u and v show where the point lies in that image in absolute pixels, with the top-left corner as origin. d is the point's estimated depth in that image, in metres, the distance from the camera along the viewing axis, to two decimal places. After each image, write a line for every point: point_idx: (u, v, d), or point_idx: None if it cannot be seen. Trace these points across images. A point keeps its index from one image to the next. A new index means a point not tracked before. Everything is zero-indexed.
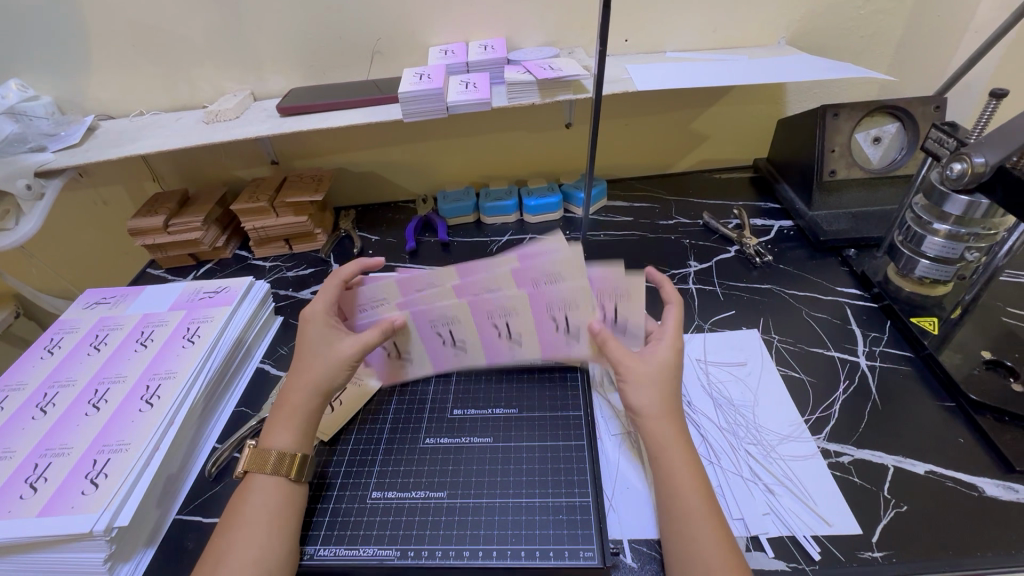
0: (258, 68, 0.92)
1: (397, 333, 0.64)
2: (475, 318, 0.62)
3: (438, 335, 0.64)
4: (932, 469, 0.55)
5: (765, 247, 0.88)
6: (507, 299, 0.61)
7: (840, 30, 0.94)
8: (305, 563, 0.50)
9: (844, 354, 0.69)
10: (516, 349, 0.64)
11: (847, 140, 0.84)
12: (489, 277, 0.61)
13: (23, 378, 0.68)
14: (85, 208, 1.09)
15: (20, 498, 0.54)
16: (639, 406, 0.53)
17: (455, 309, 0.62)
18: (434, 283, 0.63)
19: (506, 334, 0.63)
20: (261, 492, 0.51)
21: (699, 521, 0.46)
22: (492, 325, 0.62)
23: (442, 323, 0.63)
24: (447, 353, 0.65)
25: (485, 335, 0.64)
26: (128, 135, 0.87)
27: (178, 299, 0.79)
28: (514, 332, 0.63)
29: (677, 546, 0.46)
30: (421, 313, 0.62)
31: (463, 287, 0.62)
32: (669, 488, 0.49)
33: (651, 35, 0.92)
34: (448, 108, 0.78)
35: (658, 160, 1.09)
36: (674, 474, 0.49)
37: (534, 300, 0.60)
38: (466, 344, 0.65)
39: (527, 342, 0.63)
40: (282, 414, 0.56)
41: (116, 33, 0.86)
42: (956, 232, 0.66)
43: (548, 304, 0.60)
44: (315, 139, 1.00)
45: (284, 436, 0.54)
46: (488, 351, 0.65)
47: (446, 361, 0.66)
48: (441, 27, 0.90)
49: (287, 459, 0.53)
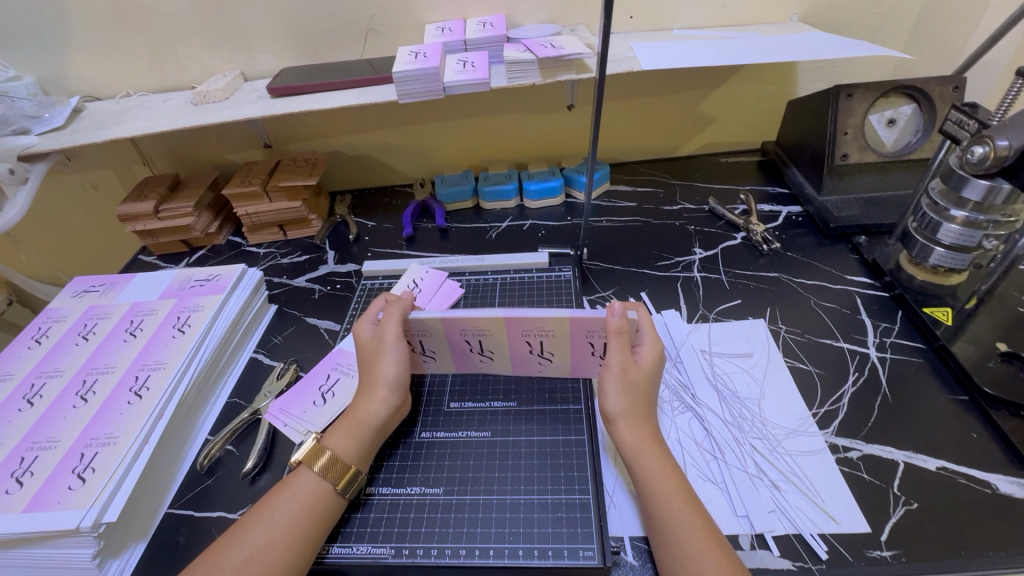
0: (248, 47, 0.88)
1: (424, 334, 0.57)
2: (508, 336, 0.55)
3: (467, 345, 0.58)
4: (944, 465, 0.54)
5: (773, 234, 0.85)
6: (547, 324, 0.53)
7: (856, 6, 0.90)
8: (325, 561, 0.49)
9: (854, 346, 0.67)
10: (544, 366, 0.60)
11: (861, 122, 0.80)
12: (542, 319, 0.53)
13: (10, 369, 0.67)
14: (75, 194, 1.06)
15: (5, 493, 0.52)
16: (613, 409, 0.52)
17: (491, 324, 0.54)
18: (481, 329, 0.55)
19: (537, 351, 0.58)
20: (300, 489, 0.49)
21: (687, 527, 0.44)
22: (526, 342, 0.56)
23: (473, 335, 0.56)
24: (472, 361, 0.60)
25: (517, 349, 0.58)
26: (114, 117, 0.84)
27: (168, 287, 0.77)
28: (545, 352, 0.58)
29: (668, 542, 0.45)
30: (452, 323, 0.55)
31: (513, 322, 0.54)
32: (652, 491, 0.47)
33: (658, 12, 0.88)
34: (445, 89, 0.74)
35: (663, 144, 1.06)
36: (665, 477, 0.48)
37: (575, 326, 0.53)
38: (493, 355, 0.59)
39: (558, 360, 0.59)
40: (348, 419, 0.54)
41: (98, 10, 0.83)
42: (974, 219, 0.63)
43: (589, 329, 0.54)
44: (309, 121, 0.97)
45: (342, 441, 0.52)
46: (515, 364, 0.60)
47: (469, 366, 0.62)
48: (437, 5, 0.86)
49: (343, 467, 0.51)
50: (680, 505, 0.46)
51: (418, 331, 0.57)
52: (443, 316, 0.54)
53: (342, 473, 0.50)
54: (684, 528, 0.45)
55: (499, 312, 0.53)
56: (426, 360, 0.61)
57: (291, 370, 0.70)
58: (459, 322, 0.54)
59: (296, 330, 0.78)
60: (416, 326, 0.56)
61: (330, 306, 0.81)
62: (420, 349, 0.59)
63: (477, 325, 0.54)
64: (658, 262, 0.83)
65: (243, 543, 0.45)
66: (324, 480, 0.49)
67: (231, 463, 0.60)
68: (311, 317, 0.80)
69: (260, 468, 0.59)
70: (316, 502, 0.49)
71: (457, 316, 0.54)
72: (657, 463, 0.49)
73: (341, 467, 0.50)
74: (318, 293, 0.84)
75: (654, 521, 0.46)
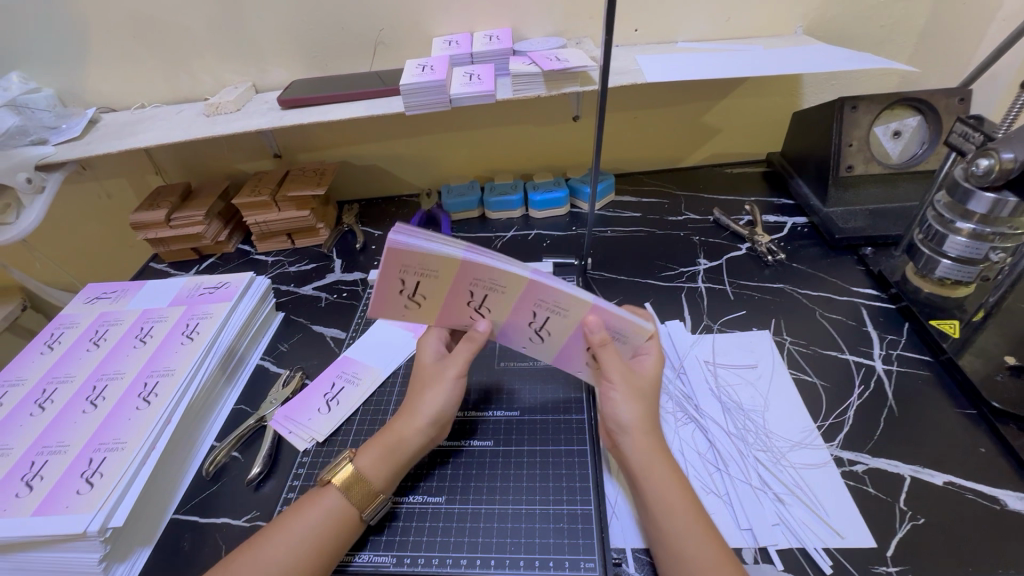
0: (259, 59, 0.90)
1: (427, 275, 0.48)
2: (520, 300, 0.50)
3: (468, 297, 0.51)
4: (951, 480, 0.53)
5: (778, 245, 0.85)
6: (568, 301, 0.49)
7: (861, 18, 0.90)
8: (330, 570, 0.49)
9: (859, 358, 0.67)
10: (534, 342, 0.57)
11: (866, 134, 0.80)
12: (563, 297, 0.49)
13: (23, 373, 0.68)
14: (89, 202, 1.08)
15: (15, 496, 0.53)
16: (627, 419, 0.51)
17: (509, 283, 0.48)
18: (498, 285, 0.49)
19: (536, 326, 0.54)
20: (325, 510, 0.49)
21: (695, 540, 0.44)
22: (531, 313, 0.52)
23: (484, 287, 0.50)
24: (462, 312, 0.54)
25: (518, 316, 0.53)
26: (129, 128, 0.86)
27: (178, 295, 0.78)
28: (544, 329, 0.54)
29: (672, 553, 0.44)
30: (470, 268, 0.47)
31: (537, 288, 0.48)
32: (661, 505, 0.47)
33: (663, 25, 0.89)
34: (451, 101, 0.75)
35: (668, 154, 1.06)
36: (668, 489, 0.47)
37: (593, 313, 0.50)
38: (488, 314, 0.54)
39: (550, 342, 0.56)
40: (385, 440, 0.53)
41: (116, 25, 0.85)
42: (980, 231, 0.63)
43: (606, 321, 0.51)
44: (318, 132, 0.98)
45: (373, 461, 0.52)
46: (505, 331, 0.56)
47: (452, 317, 0.55)
48: (445, 19, 0.88)
49: (369, 490, 0.50)
50: (686, 519, 0.46)
51: (421, 271, 0.48)
52: (464, 257, 0.46)
53: (368, 499, 0.50)
54: (685, 539, 0.44)
55: (525, 273, 0.47)
56: (409, 305, 0.52)
57: (297, 377, 0.70)
58: (479, 270, 0.47)
59: (303, 338, 0.79)
60: (433, 266, 0.47)
61: (336, 314, 0.82)
62: (410, 292, 0.50)
63: (495, 279, 0.48)
64: (662, 272, 0.83)
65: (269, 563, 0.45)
66: (353, 504, 0.50)
67: (237, 470, 0.61)
68: (318, 325, 0.81)
69: (265, 475, 0.60)
70: (341, 525, 0.49)
71: (481, 263, 0.47)
72: (667, 473, 0.48)
73: (371, 493, 0.50)
74: (324, 301, 0.85)
75: (664, 533, 0.46)
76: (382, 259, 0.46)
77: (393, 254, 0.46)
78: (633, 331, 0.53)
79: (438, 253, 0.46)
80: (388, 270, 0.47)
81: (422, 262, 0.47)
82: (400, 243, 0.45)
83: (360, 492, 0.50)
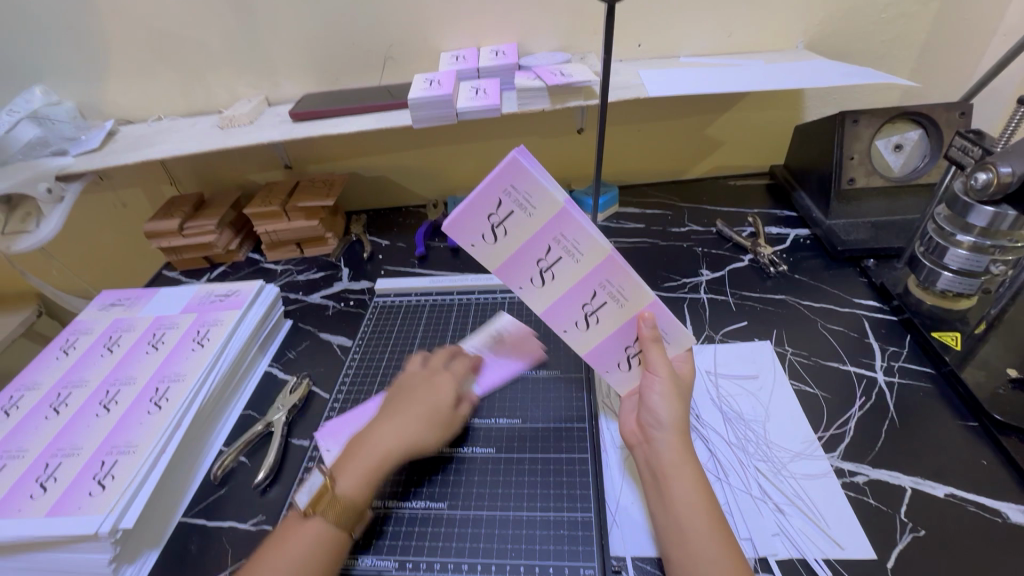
0: (272, 74, 0.93)
1: (523, 209, 0.48)
2: (590, 272, 0.51)
3: (543, 252, 0.50)
4: (952, 492, 0.53)
5: (780, 257, 0.86)
6: (632, 288, 0.51)
7: (862, 33, 0.91)
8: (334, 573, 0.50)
9: (860, 369, 0.67)
10: (576, 327, 0.55)
11: (867, 147, 0.81)
12: (629, 280, 0.51)
13: (39, 378, 0.70)
14: (105, 211, 1.11)
15: (29, 497, 0.55)
16: (667, 419, 0.50)
17: (590, 248, 0.49)
18: (577, 247, 0.49)
19: (588, 309, 0.53)
20: (309, 535, 0.48)
21: (711, 547, 0.44)
22: (591, 293, 0.52)
23: (563, 246, 0.50)
24: (524, 271, 0.52)
25: (576, 292, 0.52)
26: (145, 140, 0.88)
27: (190, 302, 0.80)
28: (594, 313, 0.53)
29: (689, 555, 0.45)
30: (567, 218, 0.48)
31: (609, 263, 0.50)
32: (675, 508, 0.47)
33: (666, 40, 0.91)
34: (458, 114, 0.77)
35: (671, 166, 1.07)
36: (692, 491, 0.47)
37: (649, 310, 0.52)
38: (547, 281, 0.52)
39: (595, 331, 0.54)
40: (367, 459, 0.54)
41: (136, 41, 0.88)
42: (981, 244, 0.64)
43: (664, 325, 0.54)
44: (328, 144, 1.01)
45: (357, 485, 0.52)
46: (551, 307, 0.53)
47: (510, 275, 0.52)
48: (452, 35, 0.90)
49: (351, 513, 0.50)
50: (706, 522, 0.46)
51: (521, 200, 0.47)
52: (567, 204, 0.47)
53: (350, 521, 0.50)
54: (705, 543, 0.45)
55: (608, 244, 0.49)
56: (482, 239, 0.50)
57: (304, 384, 0.72)
58: (569, 224, 0.48)
59: (310, 345, 0.80)
60: (534, 201, 0.47)
61: (343, 322, 0.84)
62: (497, 220, 0.49)
63: (579, 242, 0.49)
64: (665, 283, 0.84)
65: None
66: (337, 528, 0.49)
67: (243, 475, 0.62)
68: (324, 333, 0.82)
69: (271, 480, 0.61)
70: (326, 549, 0.48)
71: (576, 216, 0.48)
72: (694, 474, 0.48)
73: (352, 512, 0.51)
74: (331, 310, 0.87)
75: (682, 537, 0.46)
76: (497, 168, 0.46)
77: (510, 168, 0.46)
78: (679, 340, 0.55)
79: (547, 188, 0.46)
80: (494, 184, 0.46)
81: (528, 191, 0.47)
82: (523, 161, 0.45)
83: (343, 515, 0.50)
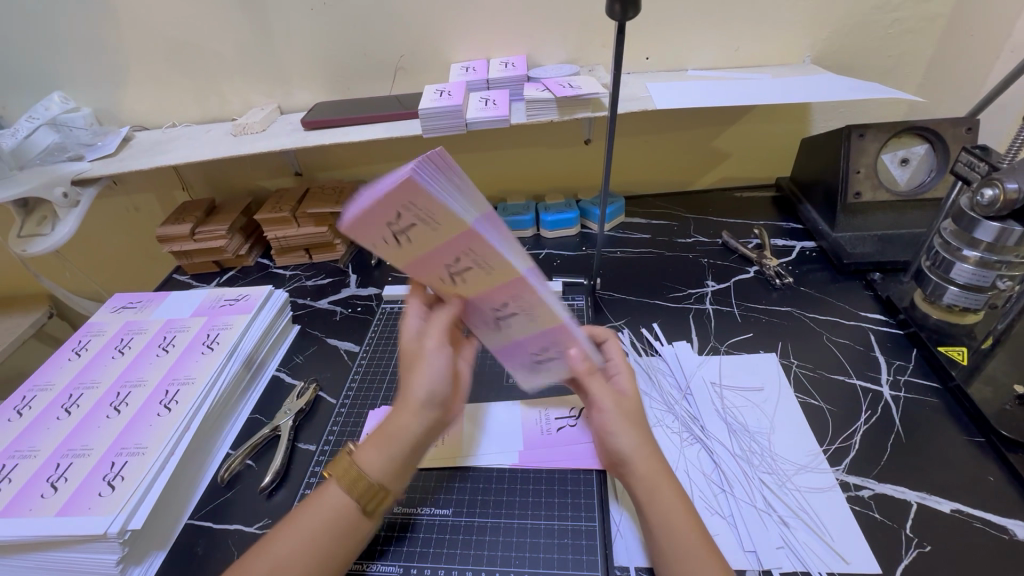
0: (286, 83, 0.95)
1: (426, 223, 0.41)
2: (502, 287, 0.47)
3: (453, 261, 0.45)
4: (958, 508, 0.53)
5: (786, 269, 0.86)
6: (544, 312, 0.48)
7: (869, 48, 0.92)
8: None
9: (866, 383, 0.67)
10: (487, 326, 0.53)
11: (873, 162, 0.82)
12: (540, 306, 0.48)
13: (51, 379, 0.71)
14: (119, 216, 1.13)
15: (40, 497, 0.55)
16: (626, 449, 0.50)
17: (504, 268, 0.44)
18: (488, 263, 0.44)
19: (496, 314, 0.51)
20: (325, 505, 0.48)
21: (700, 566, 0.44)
22: (503, 306, 0.49)
23: (475, 259, 0.44)
24: (433, 269, 0.47)
25: (484, 298, 0.49)
26: (160, 146, 0.90)
27: (200, 306, 0.81)
28: (504, 320, 0.51)
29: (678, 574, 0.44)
30: (475, 236, 0.42)
31: (522, 284, 0.46)
32: (669, 527, 0.47)
33: (674, 54, 0.92)
34: (467, 125, 0.79)
35: (677, 178, 1.08)
36: (672, 514, 0.47)
37: (557, 333, 0.51)
38: (456, 281, 0.48)
39: (503, 334, 0.53)
40: (377, 430, 0.49)
41: (152, 49, 0.90)
42: (987, 259, 0.63)
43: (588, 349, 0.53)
44: (339, 152, 1.02)
45: (372, 456, 0.48)
46: (462, 303, 0.51)
47: (413, 267, 0.47)
48: (463, 47, 0.92)
49: (368, 486, 0.47)
50: (698, 545, 0.45)
51: (422, 216, 0.41)
52: (475, 225, 0.42)
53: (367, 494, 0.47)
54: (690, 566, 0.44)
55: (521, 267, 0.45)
56: (379, 241, 0.43)
57: (311, 389, 0.72)
58: (480, 243, 0.42)
59: (317, 350, 0.81)
60: (436, 220, 0.40)
61: (350, 328, 0.84)
62: (395, 228, 0.42)
63: (493, 259, 0.44)
64: (671, 293, 0.84)
65: (269, 554, 0.45)
66: (347, 499, 0.48)
67: (250, 478, 0.63)
68: (332, 338, 0.83)
69: (277, 484, 0.61)
70: (339, 517, 0.47)
71: (487, 238, 0.42)
72: (673, 498, 0.48)
73: (368, 492, 0.47)
74: (339, 315, 0.87)
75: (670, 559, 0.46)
76: (393, 184, 0.38)
77: (409, 186, 0.38)
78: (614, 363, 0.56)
79: (451, 208, 0.40)
80: (391, 200, 0.39)
81: (429, 209, 0.40)
82: (419, 180, 0.39)
83: (360, 487, 0.47)
